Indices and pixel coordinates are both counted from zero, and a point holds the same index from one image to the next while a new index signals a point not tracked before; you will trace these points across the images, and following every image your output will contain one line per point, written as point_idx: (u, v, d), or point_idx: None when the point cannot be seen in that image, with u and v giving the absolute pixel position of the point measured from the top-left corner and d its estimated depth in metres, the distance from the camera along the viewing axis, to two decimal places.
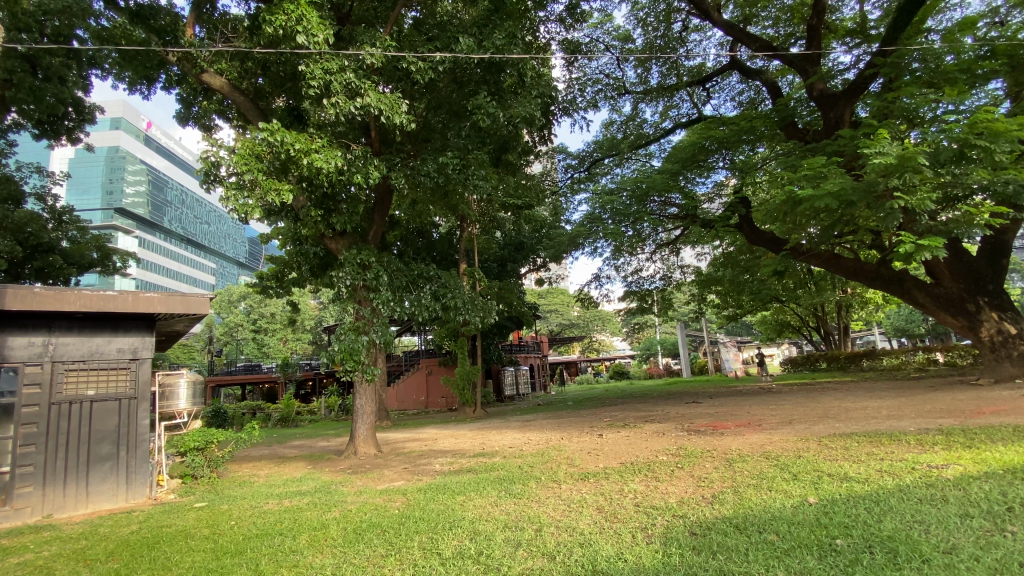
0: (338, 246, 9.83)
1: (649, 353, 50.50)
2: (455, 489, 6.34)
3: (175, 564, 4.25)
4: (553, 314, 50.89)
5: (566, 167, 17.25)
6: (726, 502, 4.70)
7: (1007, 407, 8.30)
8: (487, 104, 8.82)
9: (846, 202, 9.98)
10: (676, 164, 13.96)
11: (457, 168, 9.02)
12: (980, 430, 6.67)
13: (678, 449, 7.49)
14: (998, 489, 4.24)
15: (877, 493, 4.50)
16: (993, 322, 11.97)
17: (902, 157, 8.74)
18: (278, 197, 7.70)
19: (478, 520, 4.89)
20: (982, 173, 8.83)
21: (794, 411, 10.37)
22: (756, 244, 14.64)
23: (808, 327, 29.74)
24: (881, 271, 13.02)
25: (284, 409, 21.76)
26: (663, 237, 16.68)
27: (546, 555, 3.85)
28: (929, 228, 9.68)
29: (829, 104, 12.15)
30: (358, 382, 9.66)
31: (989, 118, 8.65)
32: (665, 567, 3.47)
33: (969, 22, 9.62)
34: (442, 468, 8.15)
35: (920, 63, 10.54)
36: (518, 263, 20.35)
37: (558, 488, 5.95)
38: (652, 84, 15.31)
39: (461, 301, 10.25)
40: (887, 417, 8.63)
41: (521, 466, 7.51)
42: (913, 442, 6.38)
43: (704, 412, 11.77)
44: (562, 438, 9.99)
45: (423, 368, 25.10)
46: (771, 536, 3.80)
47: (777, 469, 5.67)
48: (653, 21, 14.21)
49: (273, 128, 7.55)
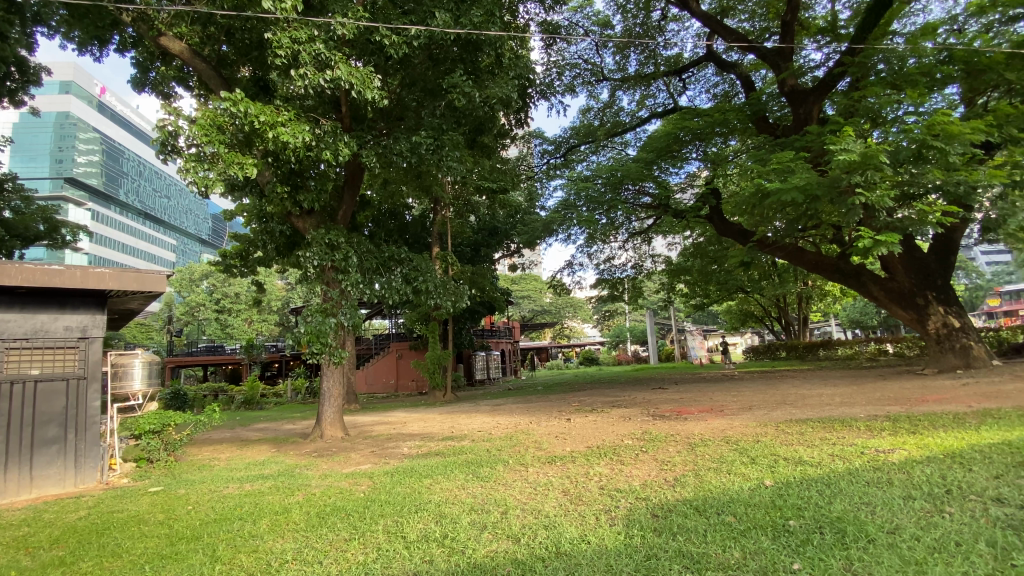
0: (306, 225, 9.56)
1: (620, 340, 51.76)
2: (423, 472, 6.34)
3: (127, 550, 4.12)
4: (525, 300, 51.41)
5: (542, 152, 17.07)
6: (686, 485, 4.85)
7: (948, 395, 8.82)
8: (463, 83, 8.69)
9: (811, 196, 10.30)
10: (651, 152, 14.01)
11: (431, 148, 8.89)
12: (924, 417, 7.06)
13: (643, 433, 7.66)
14: (938, 473, 4.50)
15: (829, 476, 4.72)
16: (939, 316, 12.62)
17: (865, 154, 9.07)
18: (242, 171, 7.36)
19: (444, 503, 4.90)
20: (938, 173, 9.18)
21: (755, 397, 10.77)
22: (725, 235, 15.13)
23: (770, 317, 30.69)
24: (840, 265, 13.60)
25: (248, 392, 21.41)
26: (636, 225, 16.94)
27: (510, 538, 3.90)
28: (887, 224, 10.08)
29: (799, 100, 12.45)
30: (325, 365, 9.44)
31: (946, 121, 8.99)
32: (626, 548, 3.57)
33: (932, 25, 9.84)
34: (410, 451, 8.12)
35: (885, 64, 10.82)
36: (493, 248, 20.30)
37: (526, 471, 6.03)
38: (629, 72, 15.33)
39: (433, 285, 10.21)
40: (840, 403, 9.06)
41: (489, 450, 7.55)
42: (863, 427, 6.72)
43: (669, 397, 12.06)
44: (530, 423, 10.09)
45: (394, 352, 24.88)
46: (729, 517, 3.96)
47: (737, 453, 5.87)
48: (633, 9, 14.13)
49: (236, 98, 7.19)
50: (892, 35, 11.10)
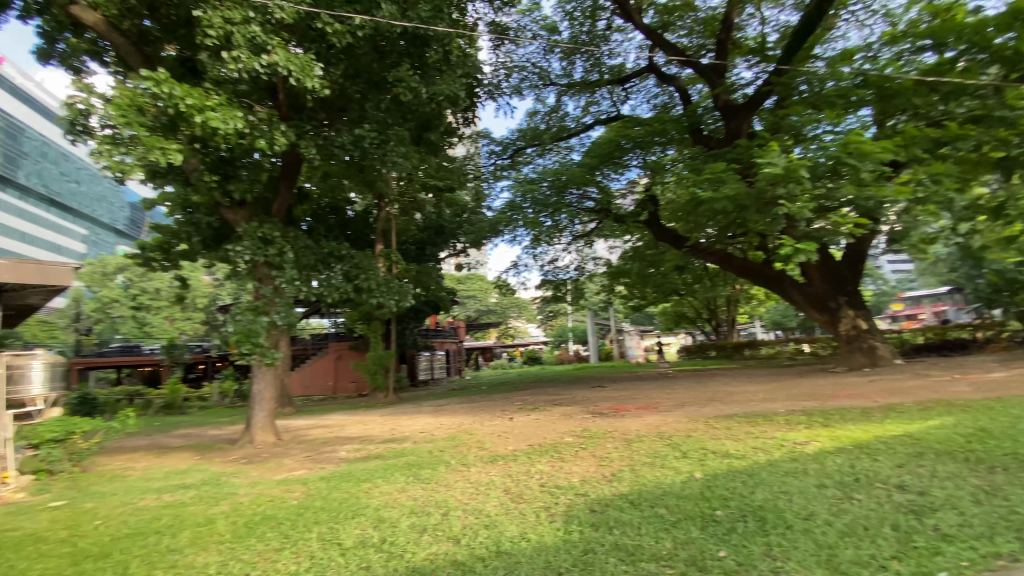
0: (236, 217, 9.01)
1: (563, 340, 52.75)
2: (361, 476, 6.14)
3: (22, 573, 3.69)
4: (471, 300, 51.09)
5: (490, 153, 17.09)
6: (623, 480, 5.01)
7: (855, 391, 9.68)
8: (409, 77, 8.76)
9: (739, 205, 11.02)
10: (594, 158, 14.40)
11: (375, 143, 8.72)
12: (834, 411, 7.71)
13: (583, 431, 7.85)
14: (847, 463, 4.92)
15: (753, 467, 5.04)
16: (849, 319, 13.82)
17: (788, 168, 9.78)
18: (165, 157, 6.76)
19: (383, 507, 4.77)
20: (850, 189, 10.06)
21: (687, 395, 11.32)
22: (662, 240, 15.81)
23: (702, 319, 32.41)
24: (765, 271, 14.57)
25: (169, 395, 19.89)
26: (579, 228, 17.35)
27: (451, 539, 3.86)
28: (806, 234, 10.91)
29: (731, 114, 13.23)
30: (257, 366, 8.93)
31: (858, 141, 9.85)
32: (565, 544, 3.63)
33: (848, 53, 10.73)
34: (347, 455, 7.84)
35: (807, 86, 11.74)
36: (438, 247, 20.08)
37: (468, 471, 6.00)
38: (575, 78, 15.67)
39: (375, 283, 9.87)
40: (763, 400, 9.71)
41: (430, 451, 7.45)
42: (782, 421, 7.25)
43: (609, 395, 12.42)
44: (473, 423, 10.06)
45: (333, 353, 23.98)
46: (662, 510, 4.12)
47: (670, 448, 6.15)
48: (580, 17, 14.44)
49: (160, 77, 6.66)
50: (814, 59, 12.05)
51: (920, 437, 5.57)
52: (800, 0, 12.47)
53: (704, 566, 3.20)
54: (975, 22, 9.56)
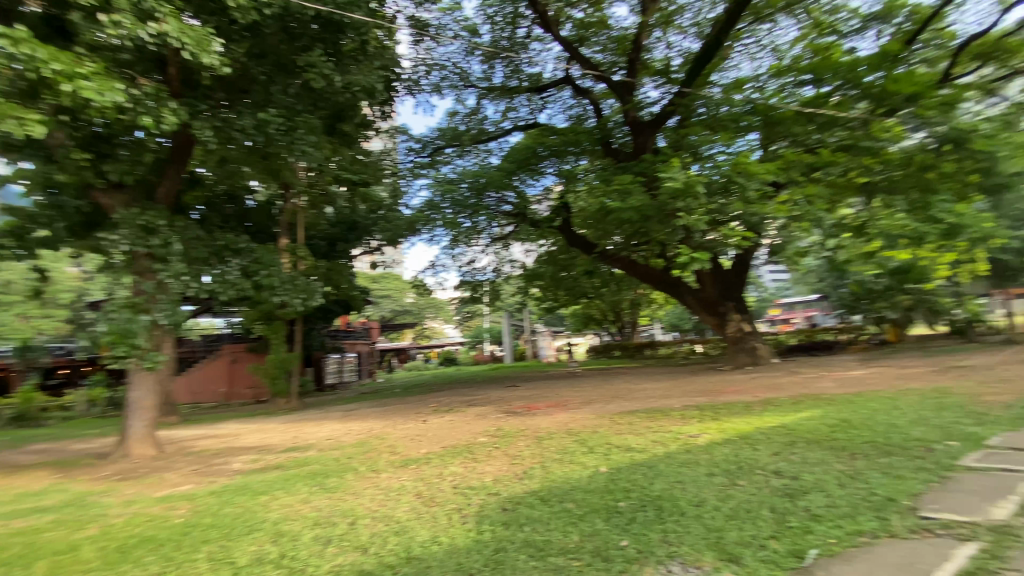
0: (112, 202, 7.95)
1: (478, 341, 52.88)
2: (258, 488, 5.68)
3: None
4: (385, 299, 49.33)
5: (408, 149, 16.72)
6: (534, 477, 5.13)
7: (739, 387, 10.76)
8: (322, 63, 8.36)
9: (643, 215, 11.86)
10: (512, 163, 14.64)
11: (282, 129, 8.19)
12: (723, 405, 8.50)
13: (496, 430, 7.93)
14: (733, 452, 5.44)
15: (652, 459, 5.41)
16: (735, 322, 15.31)
17: (687, 183, 10.65)
18: (22, 127, 5.77)
19: (283, 520, 4.45)
20: (738, 205, 11.17)
21: (595, 393, 11.86)
22: (574, 245, 16.44)
23: (610, 321, 34.19)
24: (665, 277, 15.70)
25: (20, 405, 17.05)
26: (497, 231, 17.62)
27: (358, 549, 3.70)
28: (701, 244, 11.92)
29: (638, 131, 14.04)
30: (135, 371, 7.94)
31: (745, 162, 10.98)
32: (476, 544, 3.64)
33: (738, 82, 11.93)
34: (243, 466, 7.21)
35: (705, 109, 12.87)
36: (350, 244, 19.23)
37: (378, 477, 5.80)
38: (495, 82, 15.85)
39: (278, 281, 9.85)
40: (662, 396, 10.45)
41: (337, 458, 7.09)
42: (678, 416, 7.85)
43: (522, 395, 12.66)
44: (384, 427, 9.74)
45: (226, 356, 22.17)
46: (569, 504, 4.28)
47: (578, 444, 6.41)
48: (501, 22, 14.60)
49: (16, 35, 5.69)
50: (711, 86, 13.24)
51: (792, 427, 6.31)
52: (700, 30, 13.61)
53: (608, 556, 3.37)
54: (848, 61, 10.96)
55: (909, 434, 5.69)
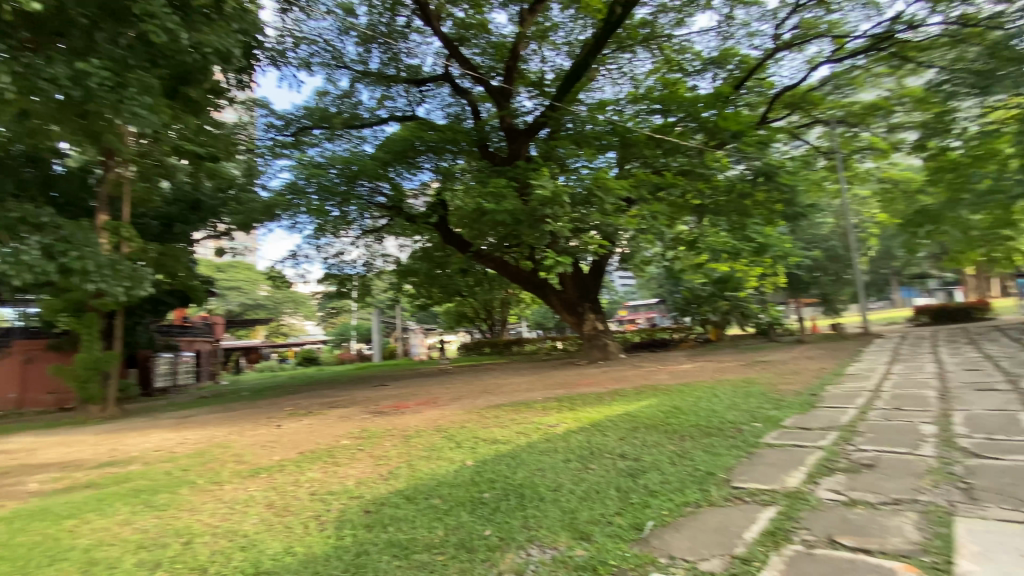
0: None
1: (343, 339, 49.99)
2: (62, 512, 4.74)
3: None
4: (233, 292, 43.91)
5: (268, 126, 15.25)
6: (399, 476, 5.10)
7: (593, 381, 11.83)
8: (164, 16, 7.12)
9: (515, 218, 12.39)
10: (387, 153, 14.19)
11: (107, 85, 7.00)
12: (579, 397, 9.27)
13: (360, 432, 7.67)
14: (586, 439, 6.01)
15: (515, 450, 5.74)
16: (592, 320, 16.74)
17: (555, 191, 11.42)
18: None
19: (96, 546, 3.81)
20: (598, 215, 12.27)
21: (463, 389, 12.06)
22: (447, 243, 16.49)
23: (479, 319, 34.91)
24: (532, 277, 16.54)
25: None
26: (368, 224, 16.95)
27: (196, 570, 3.34)
28: (565, 249, 12.85)
29: (512, 137, 14.61)
30: None
31: (605, 177, 12.10)
32: (335, 551, 3.53)
33: (601, 103, 13.02)
34: (39, 488, 5.94)
35: (572, 124, 13.80)
36: (192, 226, 16.87)
37: (221, 490, 5.24)
38: (371, 68, 15.20)
39: (93, 265, 8.93)
40: (526, 390, 11.03)
41: (169, 472, 6.22)
42: (539, 408, 8.38)
43: (388, 394, 12.35)
44: (229, 434, 8.78)
45: (18, 356, 17.76)
46: (435, 500, 4.36)
47: (445, 440, 6.51)
48: (379, 7, 14.06)
49: None
50: (579, 104, 14.30)
51: (635, 415, 7.16)
52: (572, 50, 14.62)
53: (472, 547, 3.52)
54: (690, 98, 12.50)
55: (725, 417, 6.83)
